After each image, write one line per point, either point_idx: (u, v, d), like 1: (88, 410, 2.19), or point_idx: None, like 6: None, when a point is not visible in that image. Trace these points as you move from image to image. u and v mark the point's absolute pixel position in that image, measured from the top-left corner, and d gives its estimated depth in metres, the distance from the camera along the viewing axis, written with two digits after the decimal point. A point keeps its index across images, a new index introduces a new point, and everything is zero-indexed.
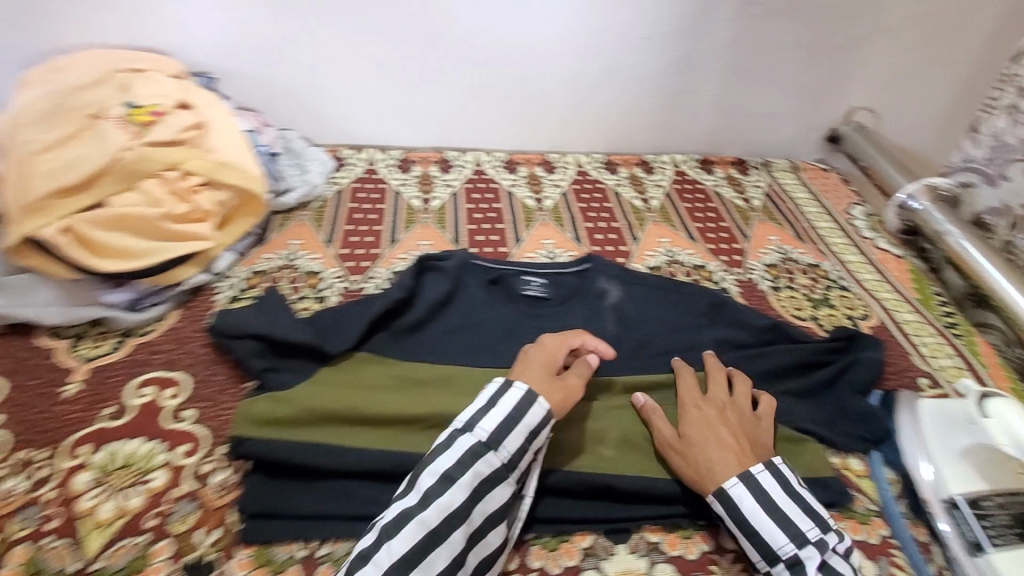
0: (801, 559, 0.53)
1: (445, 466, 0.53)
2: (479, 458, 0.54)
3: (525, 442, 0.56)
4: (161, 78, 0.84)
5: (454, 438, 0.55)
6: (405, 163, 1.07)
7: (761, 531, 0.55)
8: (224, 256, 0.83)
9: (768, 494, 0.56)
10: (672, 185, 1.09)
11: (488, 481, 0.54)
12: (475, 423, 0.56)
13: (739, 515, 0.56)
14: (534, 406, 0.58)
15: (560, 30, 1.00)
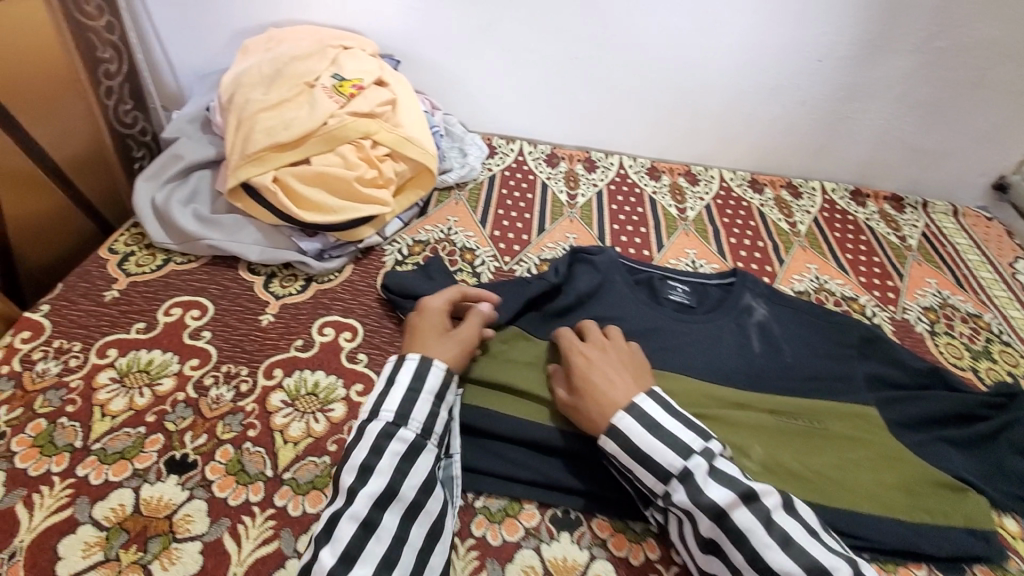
0: (690, 469, 0.55)
1: (360, 455, 0.56)
2: (391, 437, 0.58)
3: (429, 408, 0.61)
4: (364, 57, 0.94)
5: (363, 429, 0.59)
6: (552, 158, 1.11)
7: (653, 456, 0.57)
8: (393, 223, 0.90)
9: (651, 418, 0.59)
10: (819, 213, 1.06)
11: (415, 459, 0.57)
12: (381, 407, 0.60)
13: (631, 445, 0.58)
14: (431, 370, 0.63)
15: (731, 44, 0.99)
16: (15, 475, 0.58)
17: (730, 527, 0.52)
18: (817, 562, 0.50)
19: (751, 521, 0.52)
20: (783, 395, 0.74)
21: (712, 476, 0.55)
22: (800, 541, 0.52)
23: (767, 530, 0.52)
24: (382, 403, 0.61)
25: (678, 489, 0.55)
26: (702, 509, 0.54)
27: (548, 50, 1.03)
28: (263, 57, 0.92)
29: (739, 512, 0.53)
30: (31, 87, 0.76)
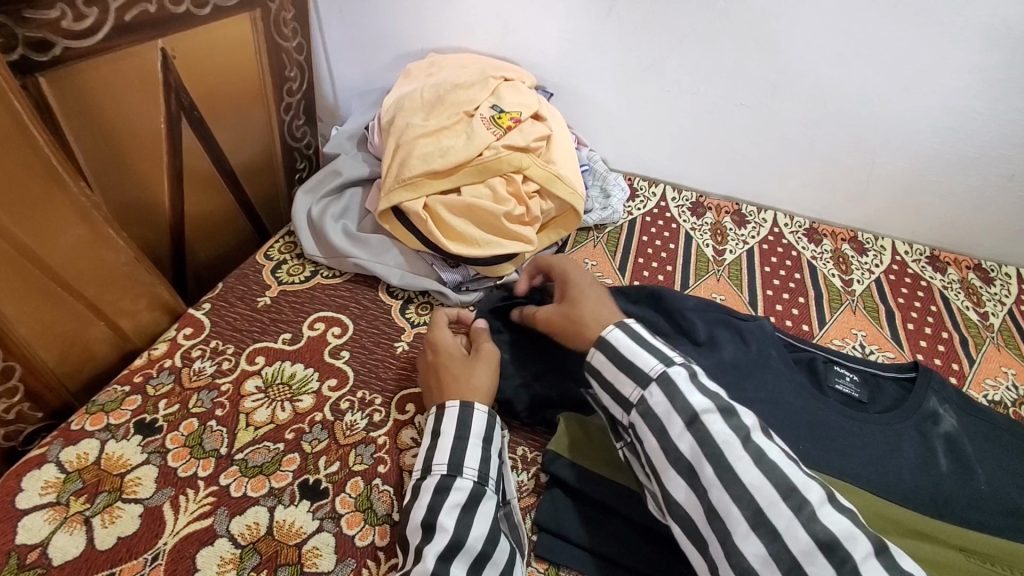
0: (670, 375, 0.55)
1: (421, 514, 0.53)
2: (446, 490, 0.54)
3: (481, 453, 0.58)
4: (524, 90, 0.94)
5: (420, 485, 0.56)
6: (697, 208, 1.04)
7: (638, 369, 0.56)
8: (530, 260, 0.88)
9: (638, 334, 0.59)
10: (1016, 304, 0.90)
11: (475, 505, 0.54)
12: (433, 460, 0.57)
13: (622, 349, 0.58)
14: (474, 413, 0.60)
15: (932, 106, 0.87)
16: (167, 473, 0.60)
17: (703, 432, 0.51)
18: (787, 481, 0.48)
19: (725, 429, 0.51)
20: (981, 533, 0.61)
21: (695, 388, 0.54)
22: (776, 460, 0.50)
23: (743, 442, 0.50)
24: (430, 459, 0.57)
25: (654, 391, 0.55)
26: (682, 415, 0.53)
27: (713, 97, 0.97)
28: (425, 84, 0.95)
29: (709, 417, 0.52)
30: (225, 98, 0.82)
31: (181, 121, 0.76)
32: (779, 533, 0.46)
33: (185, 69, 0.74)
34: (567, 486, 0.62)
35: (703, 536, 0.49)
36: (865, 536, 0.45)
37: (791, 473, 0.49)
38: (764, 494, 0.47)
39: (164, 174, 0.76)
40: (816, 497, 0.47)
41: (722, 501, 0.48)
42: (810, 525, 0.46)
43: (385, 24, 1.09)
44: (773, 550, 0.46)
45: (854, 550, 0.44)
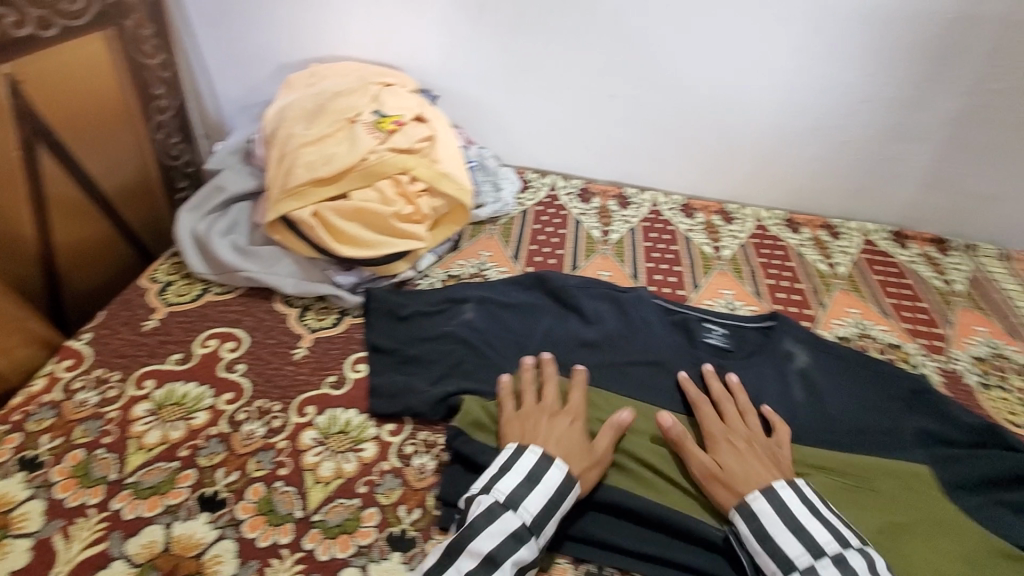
0: (843, 553, 0.53)
1: (490, 546, 0.53)
2: (520, 544, 0.54)
3: (551, 498, 0.57)
4: (404, 94, 0.97)
5: (497, 514, 0.55)
6: (585, 194, 1.11)
7: (781, 533, 0.56)
8: (427, 256, 0.91)
9: (812, 503, 0.58)
10: (859, 254, 1.03)
11: (530, 565, 0.54)
12: (525, 506, 0.56)
13: (785, 508, 0.57)
14: (569, 489, 0.58)
15: (772, 86, 0.99)
16: (53, 506, 0.58)
17: None
18: None
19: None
20: (826, 448, 0.71)
21: (792, 531, 0.55)
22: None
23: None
24: (519, 498, 0.56)
25: (796, 548, 0.54)
26: (808, 554, 0.54)
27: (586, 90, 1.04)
28: (306, 94, 0.96)
29: (822, 563, 0.53)
30: (87, 121, 0.79)
31: (39, 147, 0.73)
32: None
33: (36, 93, 0.71)
34: (467, 461, 0.63)
35: None
36: None
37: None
38: None
39: (25, 203, 0.73)
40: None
41: None
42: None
43: (263, 37, 1.08)
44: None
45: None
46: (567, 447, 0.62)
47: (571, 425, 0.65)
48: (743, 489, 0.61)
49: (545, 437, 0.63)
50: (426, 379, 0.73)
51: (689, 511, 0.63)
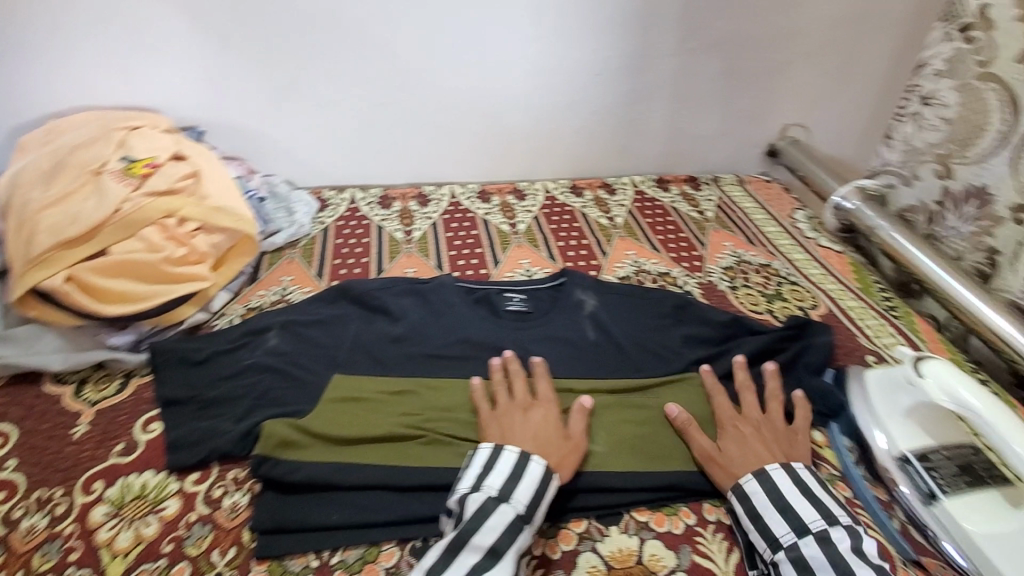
0: (827, 530, 0.57)
1: (492, 539, 0.55)
2: (517, 533, 0.56)
3: (536, 488, 0.60)
4: (158, 135, 0.92)
5: (491, 509, 0.57)
6: (386, 200, 1.14)
7: (770, 512, 0.60)
8: (219, 295, 0.87)
9: (805, 484, 0.62)
10: (632, 204, 1.18)
11: (526, 552, 0.57)
12: (517, 496, 0.58)
13: (777, 493, 0.61)
14: (548, 483, 0.61)
15: (518, 71, 1.11)
16: None
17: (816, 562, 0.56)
18: None
19: (823, 559, 0.55)
20: (617, 376, 0.80)
21: (779, 511, 0.60)
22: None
23: (834, 565, 0.55)
24: (511, 492, 0.59)
25: (783, 528, 0.59)
26: (792, 532, 0.58)
27: (358, 101, 1.10)
28: (38, 153, 0.87)
29: (805, 541, 0.57)
30: None
31: None
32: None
33: None
34: (279, 485, 0.63)
35: None
36: None
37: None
38: None
39: None
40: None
41: None
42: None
43: None
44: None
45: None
46: (541, 440, 0.66)
47: (545, 418, 0.69)
48: (740, 471, 0.65)
49: (514, 434, 0.66)
50: (230, 417, 0.71)
51: None
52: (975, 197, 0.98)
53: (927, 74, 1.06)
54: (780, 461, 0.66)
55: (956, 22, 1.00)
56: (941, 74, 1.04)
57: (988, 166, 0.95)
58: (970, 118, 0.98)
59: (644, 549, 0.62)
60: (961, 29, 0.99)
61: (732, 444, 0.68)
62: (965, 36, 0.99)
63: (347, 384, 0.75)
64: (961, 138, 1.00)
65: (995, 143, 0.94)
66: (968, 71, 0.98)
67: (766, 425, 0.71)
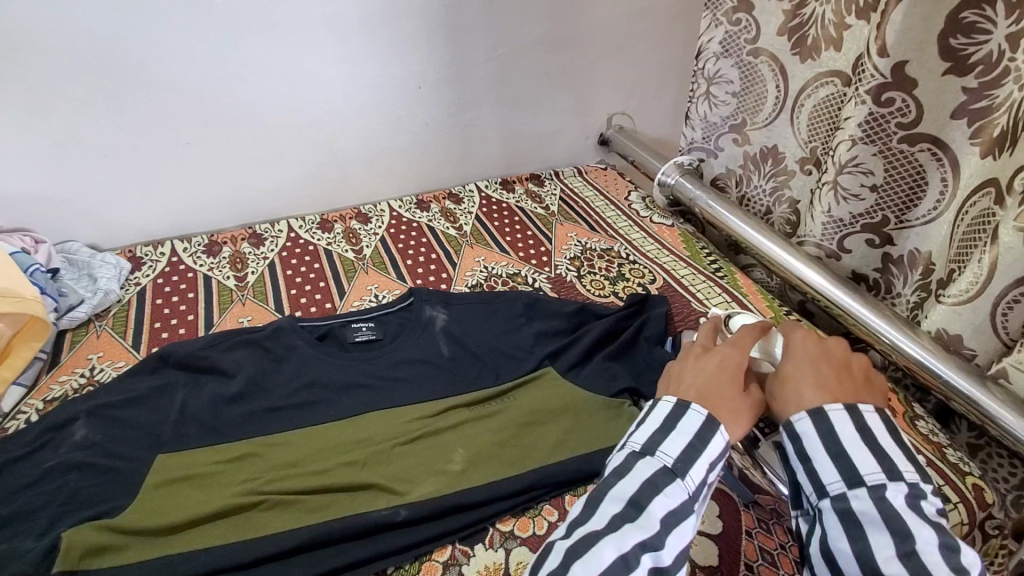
0: (882, 483, 0.49)
1: (631, 490, 0.50)
2: (660, 491, 0.49)
3: (696, 442, 0.52)
4: None
5: (629, 464, 0.52)
6: (213, 247, 1.04)
7: (820, 456, 0.51)
8: (9, 392, 0.76)
9: (866, 428, 0.52)
10: (479, 210, 1.19)
11: (685, 511, 0.49)
12: (666, 450, 0.52)
13: (832, 435, 0.52)
14: (717, 434, 0.53)
15: (335, 94, 1.08)
16: None
17: (857, 512, 0.48)
18: (906, 540, 0.46)
19: (875, 515, 0.47)
20: (474, 386, 0.79)
21: (833, 456, 0.51)
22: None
23: (888, 523, 0.47)
24: (657, 444, 0.52)
25: (833, 477, 0.50)
26: (843, 481, 0.50)
27: (159, 145, 1.00)
28: None
29: (856, 493, 0.49)
30: None
31: None
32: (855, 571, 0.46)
33: None
34: None
35: None
36: None
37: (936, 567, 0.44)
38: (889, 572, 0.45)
39: None
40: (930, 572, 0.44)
41: None
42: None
43: None
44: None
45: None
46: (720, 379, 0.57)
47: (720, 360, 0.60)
48: (793, 408, 0.55)
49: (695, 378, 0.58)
50: (30, 534, 0.61)
51: (368, 508, 0.63)
52: (769, 156, 1.11)
53: (709, 57, 1.14)
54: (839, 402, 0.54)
55: (720, 8, 1.08)
56: (720, 55, 1.12)
57: (773, 129, 1.08)
58: (751, 90, 1.09)
59: (510, 559, 0.61)
60: (725, 14, 1.08)
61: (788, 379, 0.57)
62: (732, 19, 1.07)
63: (173, 462, 0.67)
64: (748, 108, 1.11)
65: (774, 109, 1.07)
66: (741, 49, 1.08)
67: (835, 354, 0.59)
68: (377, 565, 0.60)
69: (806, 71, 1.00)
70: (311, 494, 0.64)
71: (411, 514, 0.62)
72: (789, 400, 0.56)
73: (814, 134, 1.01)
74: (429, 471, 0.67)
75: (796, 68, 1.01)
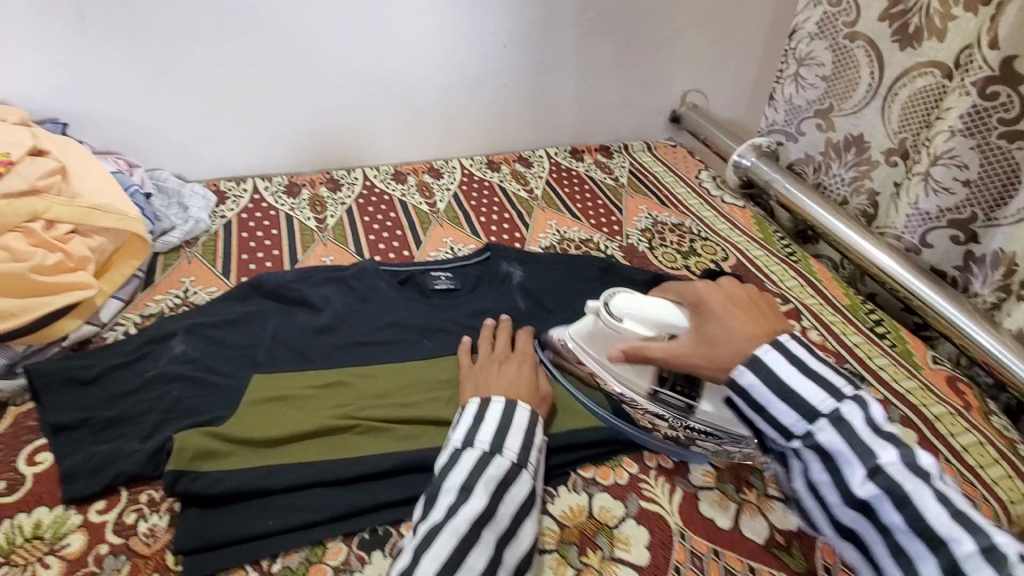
0: (839, 411, 0.53)
1: (460, 478, 0.55)
2: (488, 468, 0.56)
3: (519, 429, 0.60)
4: (9, 127, 0.80)
5: (461, 455, 0.57)
6: (293, 188, 1.06)
7: (772, 403, 0.55)
8: (108, 304, 0.78)
9: (800, 360, 0.56)
10: (549, 175, 1.19)
11: (511, 483, 0.56)
12: (475, 438, 0.58)
13: (774, 378, 0.55)
14: (517, 412, 0.61)
15: (423, 46, 1.08)
16: None
17: (822, 443, 0.53)
18: (870, 458, 0.51)
19: (839, 444, 0.52)
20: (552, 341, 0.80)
21: (780, 400, 0.55)
22: (956, 502, 0.49)
23: (850, 446, 0.51)
24: (474, 435, 0.59)
25: (791, 417, 0.54)
26: (802, 420, 0.54)
27: (250, 82, 1.02)
28: None
29: (817, 427, 0.53)
30: None
31: None
32: (836, 498, 0.51)
33: None
34: (200, 500, 0.57)
35: (869, 546, 0.51)
36: (944, 494, 0.49)
37: (901, 478, 0.49)
38: (866, 489, 0.50)
39: None
40: (903, 485, 0.49)
41: (848, 509, 0.51)
42: (899, 504, 0.49)
43: None
44: (860, 523, 0.51)
45: (927, 545, 0.47)
46: (515, 391, 0.65)
47: (518, 370, 0.68)
48: (727, 361, 0.59)
49: (492, 386, 0.66)
50: (136, 435, 0.63)
51: None
52: (853, 145, 1.09)
53: (801, 37, 1.11)
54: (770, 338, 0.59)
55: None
56: (813, 36, 1.09)
57: (862, 117, 1.06)
58: (843, 75, 1.07)
59: (593, 503, 0.62)
60: None
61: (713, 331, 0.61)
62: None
63: (268, 384, 0.70)
64: (837, 93, 1.09)
65: (867, 95, 1.04)
66: (837, 31, 1.05)
67: (733, 296, 0.63)
68: None
69: (905, 59, 0.97)
70: (402, 425, 0.66)
71: None
72: (726, 355, 0.59)
73: (906, 124, 0.99)
74: None
75: (894, 56, 0.98)
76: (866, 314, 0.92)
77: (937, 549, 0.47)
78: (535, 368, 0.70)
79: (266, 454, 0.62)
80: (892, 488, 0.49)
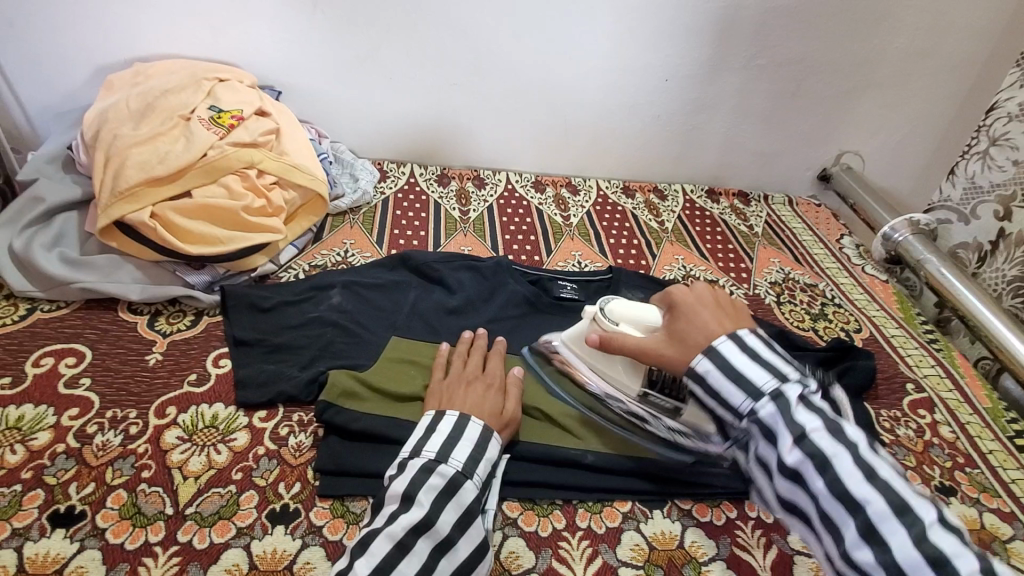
0: (782, 390, 0.54)
1: (402, 486, 0.55)
2: (429, 476, 0.56)
3: (472, 445, 0.60)
4: (243, 89, 0.96)
5: (406, 464, 0.58)
6: (443, 179, 1.17)
7: (724, 385, 0.56)
8: (286, 250, 0.90)
9: (753, 348, 0.57)
10: (682, 211, 1.20)
11: (451, 492, 0.56)
12: (422, 448, 0.59)
13: (727, 363, 0.56)
14: (470, 423, 0.62)
15: (591, 70, 1.14)
16: None
17: (761, 420, 0.54)
18: (809, 440, 0.52)
19: (776, 419, 0.53)
20: None
21: (731, 379, 0.56)
22: (881, 470, 0.50)
23: (784, 422, 0.53)
24: (423, 445, 0.59)
25: (738, 396, 0.55)
26: (746, 398, 0.55)
27: (432, 80, 1.13)
28: (130, 93, 0.91)
29: (759, 405, 0.54)
30: None
31: None
32: (783, 473, 0.53)
33: None
34: (342, 430, 0.66)
35: (806, 512, 0.53)
36: (884, 467, 0.50)
37: (825, 446, 0.51)
38: (807, 468, 0.51)
39: None
40: (828, 454, 0.51)
41: (793, 488, 0.53)
42: (823, 471, 0.50)
43: (83, 37, 1.01)
44: (794, 489, 0.53)
45: (846, 510, 0.49)
46: (479, 410, 0.64)
47: (485, 392, 0.67)
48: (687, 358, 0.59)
49: (459, 402, 0.65)
50: (295, 363, 0.73)
51: (557, 443, 0.69)
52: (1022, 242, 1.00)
53: (998, 116, 1.06)
54: (730, 331, 0.59)
55: None
56: (1013, 117, 1.03)
57: None
58: None
59: (685, 534, 0.63)
60: None
61: (680, 328, 0.61)
62: None
63: (404, 346, 0.78)
64: None
65: None
66: None
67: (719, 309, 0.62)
68: (564, 493, 0.65)
69: None
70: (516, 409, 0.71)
71: (598, 461, 0.67)
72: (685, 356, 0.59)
73: None
74: (615, 429, 0.71)
75: None
76: (1006, 421, 0.84)
77: (914, 533, 0.46)
78: (504, 392, 0.69)
79: (397, 407, 0.69)
80: (817, 455, 0.51)
